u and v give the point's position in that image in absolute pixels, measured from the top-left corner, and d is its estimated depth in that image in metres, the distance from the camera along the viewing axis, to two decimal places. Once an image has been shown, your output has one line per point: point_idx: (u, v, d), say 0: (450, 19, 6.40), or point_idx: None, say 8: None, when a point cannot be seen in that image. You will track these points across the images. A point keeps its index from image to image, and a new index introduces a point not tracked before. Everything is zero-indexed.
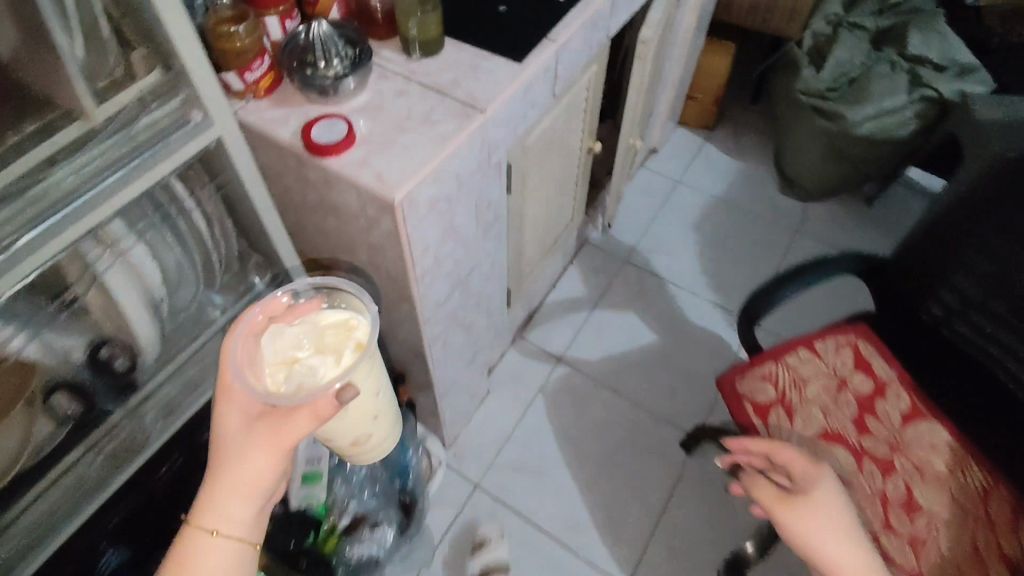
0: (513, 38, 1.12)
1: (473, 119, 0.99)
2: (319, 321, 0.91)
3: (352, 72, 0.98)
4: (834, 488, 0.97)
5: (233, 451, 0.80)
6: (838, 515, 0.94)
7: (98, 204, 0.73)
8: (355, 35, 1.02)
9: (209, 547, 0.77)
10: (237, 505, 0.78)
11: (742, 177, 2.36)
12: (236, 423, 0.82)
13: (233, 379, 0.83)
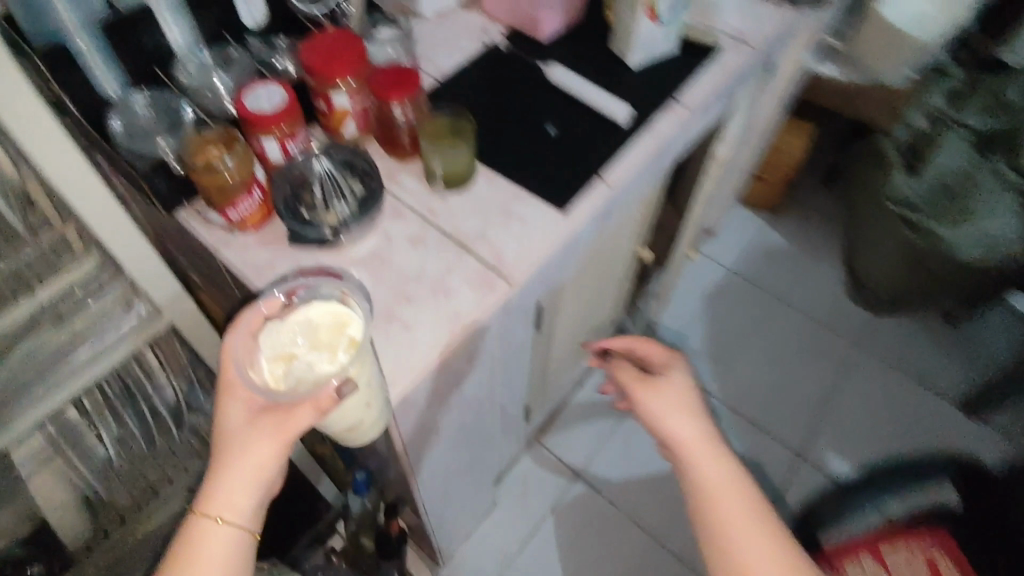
0: (558, 173, 0.93)
1: (496, 292, 0.81)
2: (307, 318, 0.75)
3: (352, 224, 0.81)
4: (674, 378, 0.90)
5: (234, 445, 0.72)
6: (669, 395, 0.88)
7: (61, 391, 0.84)
8: (372, 170, 0.85)
9: (209, 543, 0.71)
10: (225, 533, 0.71)
11: (813, 277, 2.02)
12: (238, 428, 0.73)
13: (236, 376, 0.74)
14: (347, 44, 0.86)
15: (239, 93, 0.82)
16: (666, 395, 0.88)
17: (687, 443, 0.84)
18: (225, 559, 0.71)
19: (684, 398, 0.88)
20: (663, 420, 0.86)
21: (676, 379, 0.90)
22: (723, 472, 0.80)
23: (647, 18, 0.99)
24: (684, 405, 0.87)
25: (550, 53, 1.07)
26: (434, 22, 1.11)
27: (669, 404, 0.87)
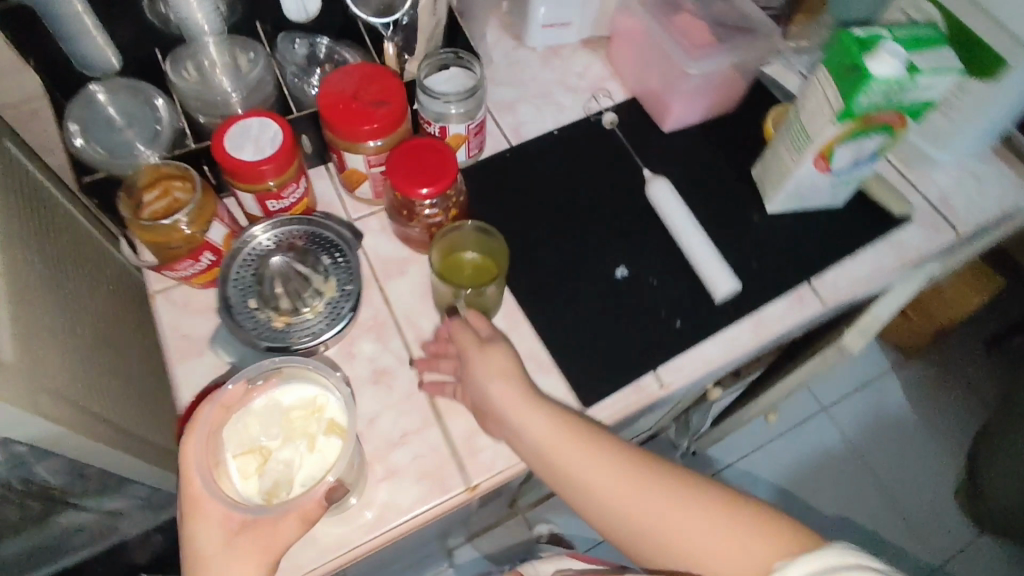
0: (601, 342, 0.69)
1: (447, 494, 0.61)
2: (279, 404, 0.58)
3: (298, 339, 0.62)
4: (511, 361, 0.61)
5: (210, 572, 0.54)
6: (506, 372, 0.60)
7: None
8: (354, 271, 0.65)
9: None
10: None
11: (934, 471, 1.40)
12: (215, 545, 0.54)
13: (201, 489, 0.55)
14: (381, 94, 0.64)
15: (226, 123, 0.63)
16: (484, 339, 0.62)
17: (565, 439, 0.57)
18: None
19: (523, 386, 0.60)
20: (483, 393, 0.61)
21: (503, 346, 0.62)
22: (572, 425, 0.58)
23: (815, 165, 0.68)
24: (508, 389, 0.59)
25: (668, 154, 0.80)
26: (542, 63, 0.87)
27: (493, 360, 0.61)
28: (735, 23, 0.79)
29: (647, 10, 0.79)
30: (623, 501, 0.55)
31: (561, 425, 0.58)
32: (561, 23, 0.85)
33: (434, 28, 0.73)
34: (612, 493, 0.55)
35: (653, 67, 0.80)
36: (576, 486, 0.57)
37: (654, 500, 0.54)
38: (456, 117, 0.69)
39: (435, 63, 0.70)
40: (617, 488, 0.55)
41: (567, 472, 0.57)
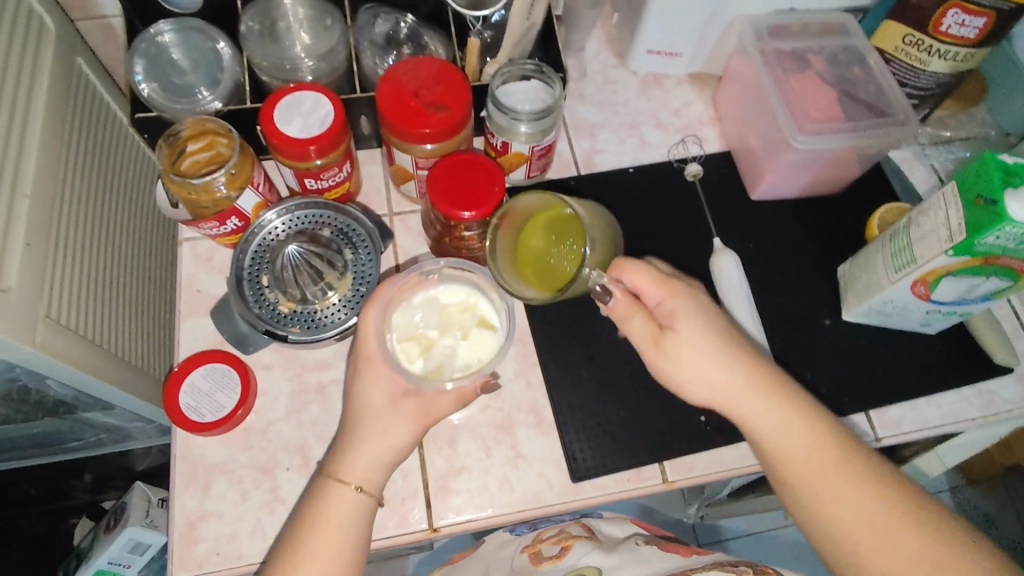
0: (615, 414, 0.62)
1: (406, 528, 0.57)
2: (437, 300, 0.58)
3: (298, 332, 0.59)
4: (710, 336, 0.53)
5: (366, 440, 0.53)
6: (708, 350, 0.53)
7: None
8: (373, 274, 0.61)
9: (333, 511, 0.51)
10: (351, 506, 0.52)
11: None
12: (380, 403, 0.54)
13: (375, 352, 0.55)
14: (444, 97, 0.59)
15: (279, 92, 0.60)
16: (696, 306, 0.55)
17: (774, 409, 0.53)
18: (354, 541, 0.51)
19: (757, 375, 0.54)
20: (685, 368, 0.54)
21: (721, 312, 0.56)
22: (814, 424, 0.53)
23: (911, 289, 0.59)
24: (741, 374, 0.53)
25: (745, 225, 0.73)
26: (639, 89, 0.80)
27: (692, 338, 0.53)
28: (865, 98, 0.69)
29: (767, 62, 0.70)
30: (855, 528, 0.50)
31: (803, 417, 0.53)
32: (670, 52, 0.78)
33: (526, 33, 0.67)
34: (853, 500, 0.50)
35: (757, 125, 0.72)
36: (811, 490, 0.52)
37: (883, 525, 0.49)
38: (522, 135, 0.64)
39: (513, 74, 0.65)
40: (856, 513, 0.50)
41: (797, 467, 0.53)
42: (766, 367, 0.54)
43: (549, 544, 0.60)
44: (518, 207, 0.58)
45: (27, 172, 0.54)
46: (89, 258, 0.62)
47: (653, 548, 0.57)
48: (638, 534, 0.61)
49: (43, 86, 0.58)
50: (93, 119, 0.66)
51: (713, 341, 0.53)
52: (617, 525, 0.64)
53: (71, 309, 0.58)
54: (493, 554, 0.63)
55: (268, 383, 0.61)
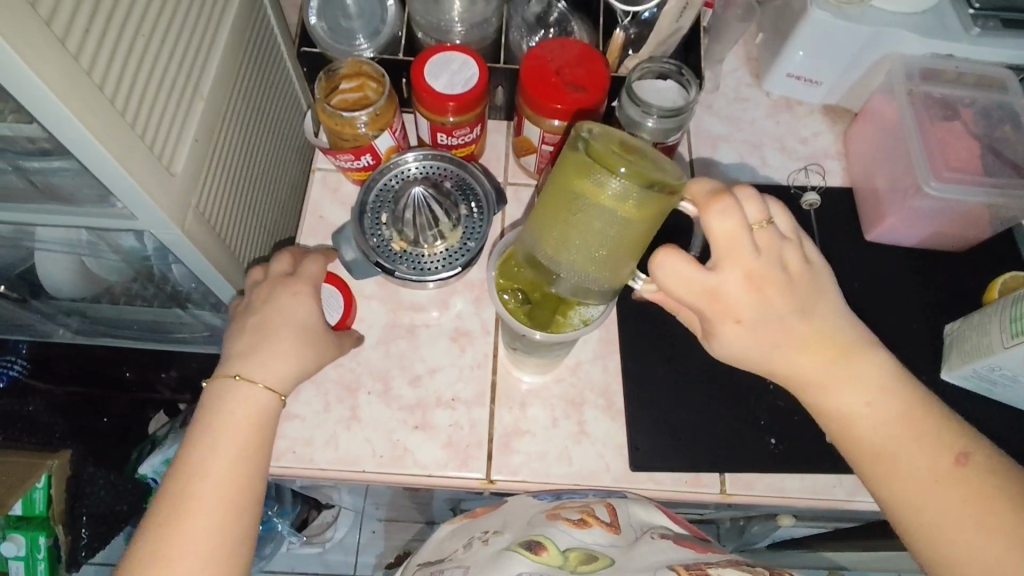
0: (685, 416, 0.62)
1: (464, 473, 0.60)
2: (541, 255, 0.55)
3: (404, 270, 0.63)
4: (758, 320, 0.48)
5: (279, 338, 0.55)
6: (760, 323, 0.48)
7: (46, 233, 0.65)
8: (482, 232, 0.65)
9: (226, 422, 0.52)
10: (248, 409, 0.52)
11: None
12: (305, 318, 0.56)
13: (308, 276, 0.58)
14: (584, 79, 0.62)
15: (433, 50, 0.64)
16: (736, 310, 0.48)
17: (840, 394, 0.49)
18: (258, 435, 0.52)
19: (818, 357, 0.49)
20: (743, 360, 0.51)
21: (793, 300, 0.48)
22: (896, 418, 0.48)
23: None
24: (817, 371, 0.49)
25: (854, 263, 0.71)
26: (769, 111, 0.80)
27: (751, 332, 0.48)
28: (1012, 158, 0.66)
29: (912, 104, 0.69)
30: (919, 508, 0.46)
31: (879, 410, 0.48)
32: (811, 79, 0.77)
33: (670, 35, 0.69)
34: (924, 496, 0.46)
35: (888, 165, 0.70)
36: (875, 474, 0.48)
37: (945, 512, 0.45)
38: (648, 130, 0.66)
39: (653, 70, 0.67)
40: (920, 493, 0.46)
41: (868, 450, 0.48)
42: (840, 361, 0.49)
43: (571, 510, 0.55)
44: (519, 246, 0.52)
45: (208, 77, 0.60)
46: (236, 167, 0.69)
47: (669, 543, 0.52)
48: (658, 528, 0.55)
49: (235, 9, 0.65)
50: (264, 46, 0.73)
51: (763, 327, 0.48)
52: (644, 508, 0.57)
53: (215, 207, 0.65)
54: (513, 509, 0.57)
55: (366, 311, 0.65)
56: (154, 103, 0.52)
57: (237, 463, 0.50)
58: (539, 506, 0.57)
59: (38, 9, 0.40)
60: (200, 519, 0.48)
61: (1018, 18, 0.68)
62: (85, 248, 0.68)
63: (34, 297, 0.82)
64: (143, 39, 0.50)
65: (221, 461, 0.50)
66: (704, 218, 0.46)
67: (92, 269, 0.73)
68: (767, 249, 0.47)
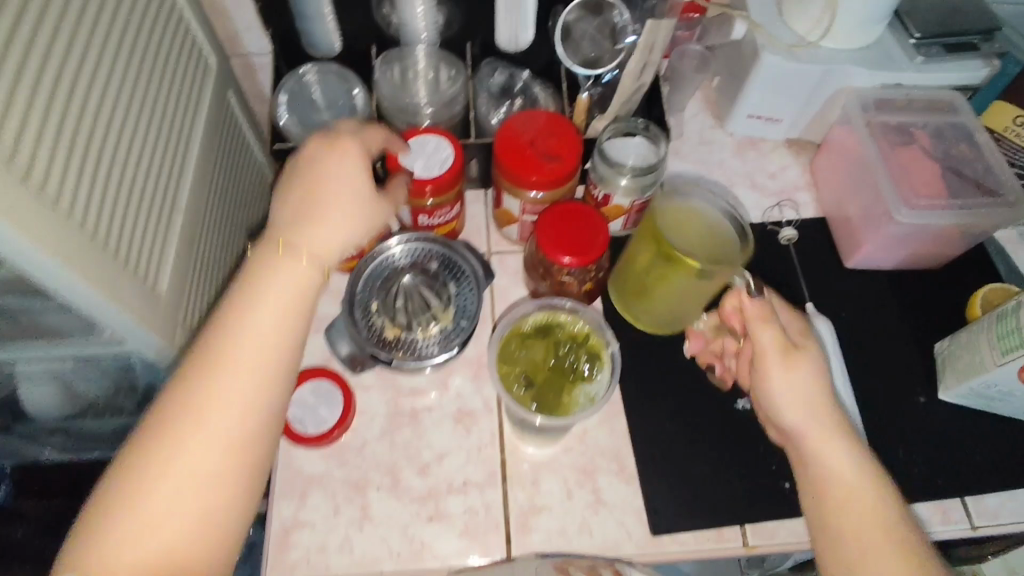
0: (698, 471, 0.62)
1: (485, 561, 0.58)
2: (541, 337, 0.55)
3: (401, 357, 0.62)
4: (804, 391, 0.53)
5: (323, 210, 0.50)
6: (800, 398, 0.53)
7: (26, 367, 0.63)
8: (474, 309, 0.64)
9: (260, 303, 0.48)
10: (283, 293, 0.48)
11: None
12: (358, 191, 0.51)
13: (357, 148, 0.52)
14: (556, 148, 0.63)
15: (406, 133, 0.65)
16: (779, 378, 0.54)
17: (827, 452, 0.52)
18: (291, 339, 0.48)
19: (827, 418, 0.53)
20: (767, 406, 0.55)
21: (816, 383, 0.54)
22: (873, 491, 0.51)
23: (1019, 374, 0.58)
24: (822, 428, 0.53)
25: (838, 292, 0.72)
26: (735, 150, 0.82)
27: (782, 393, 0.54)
28: (973, 176, 0.68)
29: (873, 136, 0.71)
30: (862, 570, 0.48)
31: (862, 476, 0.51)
32: (771, 118, 0.79)
33: (635, 92, 0.71)
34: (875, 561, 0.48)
35: (858, 194, 0.72)
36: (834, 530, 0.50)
37: None
38: (624, 189, 0.67)
39: (621, 129, 0.69)
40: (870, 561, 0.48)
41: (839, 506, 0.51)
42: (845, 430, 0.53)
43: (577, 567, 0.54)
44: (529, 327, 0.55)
45: (185, 191, 0.60)
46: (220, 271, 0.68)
47: None
48: None
49: (202, 117, 0.65)
50: (234, 145, 0.74)
51: (795, 393, 0.53)
52: None
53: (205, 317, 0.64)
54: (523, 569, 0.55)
55: (365, 403, 0.64)
56: (136, 230, 0.52)
57: (238, 401, 0.45)
58: (544, 559, 0.56)
59: (16, 167, 0.39)
60: (203, 443, 0.44)
61: (958, 43, 0.71)
62: (69, 373, 0.66)
63: (17, 422, 0.79)
64: (118, 170, 0.50)
65: (235, 371, 0.46)
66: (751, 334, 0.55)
67: (77, 391, 0.71)
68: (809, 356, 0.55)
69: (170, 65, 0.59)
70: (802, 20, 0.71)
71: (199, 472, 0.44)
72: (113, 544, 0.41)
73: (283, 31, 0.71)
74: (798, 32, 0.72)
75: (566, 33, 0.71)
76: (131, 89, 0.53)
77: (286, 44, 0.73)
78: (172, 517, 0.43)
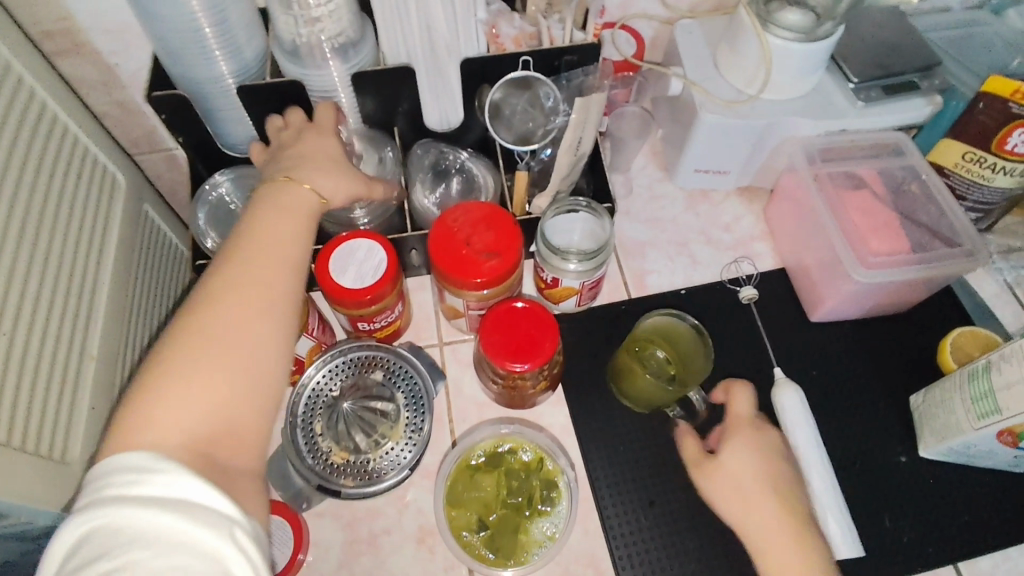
0: (679, 568, 0.59)
1: None
2: (498, 466, 0.60)
3: (351, 484, 0.58)
4: (757, 447, 0.58)
5: (311, 167, 0.52)
6: (755, 458, 0.57)
7: None
8: (426, 423, 0.61)
9: (261, 231, 0.47)
10: (280, 235, 0.47)
11: None
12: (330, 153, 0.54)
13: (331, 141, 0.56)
14: (495, 244, 0.59)
15: (337, 238, 0.61)
16: (744, 441, 0.58)
17: (773, 501, 0.55)
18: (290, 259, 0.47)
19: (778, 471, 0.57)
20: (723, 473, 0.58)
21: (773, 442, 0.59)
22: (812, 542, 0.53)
23: (997, 437, 0.55)
24: (769, 473, 0.56)
25: (806, 349, 0.69)
26: (686, 204, 0.79)
27: (745, 455, 0.57)
28: (929, 223, 0.67)
29: (821, 188, 0.69)
30: None
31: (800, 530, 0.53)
32: (718, 170, 0.77)
33: (573, 166, 0.68)
34: None
35: (814, 247, 0.70)
36: None
37: None
38: (572, 274, 0.63)
39: (563, 208, 0.66)
40: None
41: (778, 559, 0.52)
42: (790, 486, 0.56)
43: None
44: (479, 461, 0.60)
45: (95, 332, 0.56)
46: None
47: None
48: None
49: (113, 243, 0.61)
50: (157, 260, 0.70)
51: (763, 453, 0.57)
52: None
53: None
54: None
55: (318, 534, 0.60)
56: (31, 399, 0.47)
57: (261, 306, 0.43)
58: None
59: None
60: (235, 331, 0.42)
61: (895, 83, 0.69)
62: None
63: None
64: (4, 339, 0.45)
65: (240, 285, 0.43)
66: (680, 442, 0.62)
67: None
68: (763, 422, 0.61)
69: (68, 202, 0.55)
70: (738, 75, 0.69)
71: (216, 396, 0.40)
72: (135, 422, 0.38)
73: (196, 137, 0.67)
74: (736, 87, 0.70)
75: (496, 111, 0.68)
76: (18, 245, 0.49)
77: (202, 149, 0.68)
78: (170, 427, 0.39)
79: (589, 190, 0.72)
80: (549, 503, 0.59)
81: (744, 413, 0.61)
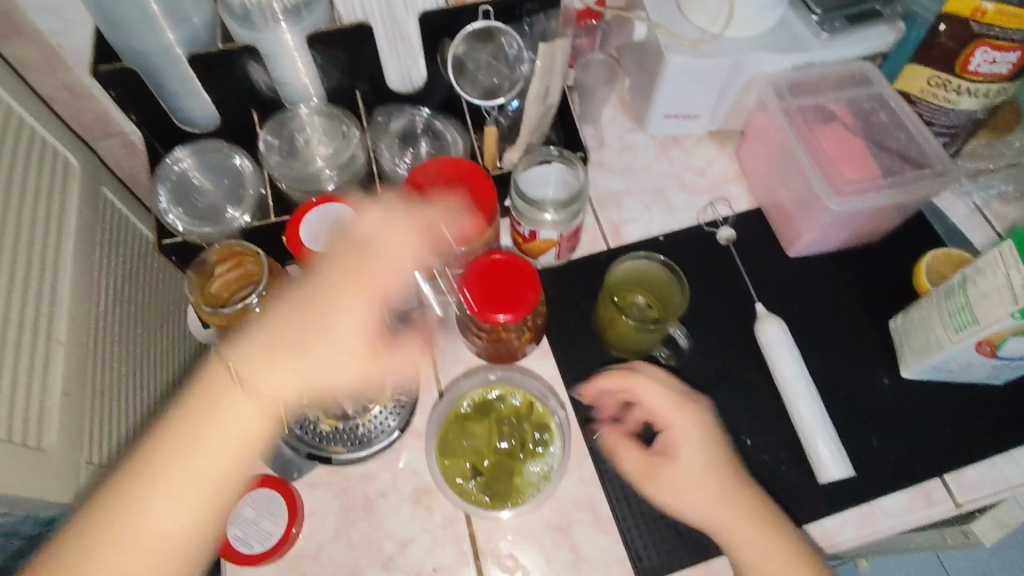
0: None
1: None
2: (488, 412, 0.60)
3: (341, 450, 0.60)
4: (703, 449, 0.58)
5: (388, 239, 0.57)
6: (702, 464, 0.57)
7: None
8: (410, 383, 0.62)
9: (343, 307, 0.55)
10: (358, 303, 0.55)
11: None
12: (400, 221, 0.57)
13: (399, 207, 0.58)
14: (469, 198, 0.59)
15: (306, 204, 0.60)
16: (679, 468, 0.57)
17: (733, 508, 0.56)
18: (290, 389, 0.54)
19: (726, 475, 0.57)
20: (669, 490, 0.57)
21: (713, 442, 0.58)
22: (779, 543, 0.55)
23: (976, 348, 0.56)
24: (719, 478, 0.57)
25: (786, 285, 0.70)
26: (658, 152, 0.79)
27: (689, 468, 0.57)
28: (898, 149, 0.68)
29: (790, 122, 0.68)
30: None
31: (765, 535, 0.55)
32: (688, 114, 0.76)
33: (542, 117, 0.67)
34: None
35: (787, 182, 0.70)
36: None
37: None
38: (549, 223, 0.63)
39: (535, 159, 0.65)
40: None
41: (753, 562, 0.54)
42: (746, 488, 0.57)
43: None
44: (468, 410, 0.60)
45: (61, 318, 0.54)
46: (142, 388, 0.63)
47: None
48: None
49: (71, 227, 0.58)
50: (121, 243, 0.67)
51: (708, 460, 0.57)
52: None
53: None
54: None
55: (313, 503, 0.59)
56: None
57: (237, 440, 0.52)
58: None
59: None
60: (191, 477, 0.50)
61: (863, 11, 0.68)
62: None
63: None
64: None
65: (210, 444, 0.51)
66: (617, 457, 0.60)
67: None
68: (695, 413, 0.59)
69: (17, 185, 0.53)
70: (701, 15, 0.68)
71: (163, 535, 0.49)
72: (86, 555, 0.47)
73: (150, 115, 0.65)
74: (698, 26, 0.69)
75: (460, 66, 0.67)
76: None
77: (158, 126, 0.66)
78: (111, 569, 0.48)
79: (560, 142, 0.71)
80: (543, 444, 0.59)
81: (676, 407, 0.59)
